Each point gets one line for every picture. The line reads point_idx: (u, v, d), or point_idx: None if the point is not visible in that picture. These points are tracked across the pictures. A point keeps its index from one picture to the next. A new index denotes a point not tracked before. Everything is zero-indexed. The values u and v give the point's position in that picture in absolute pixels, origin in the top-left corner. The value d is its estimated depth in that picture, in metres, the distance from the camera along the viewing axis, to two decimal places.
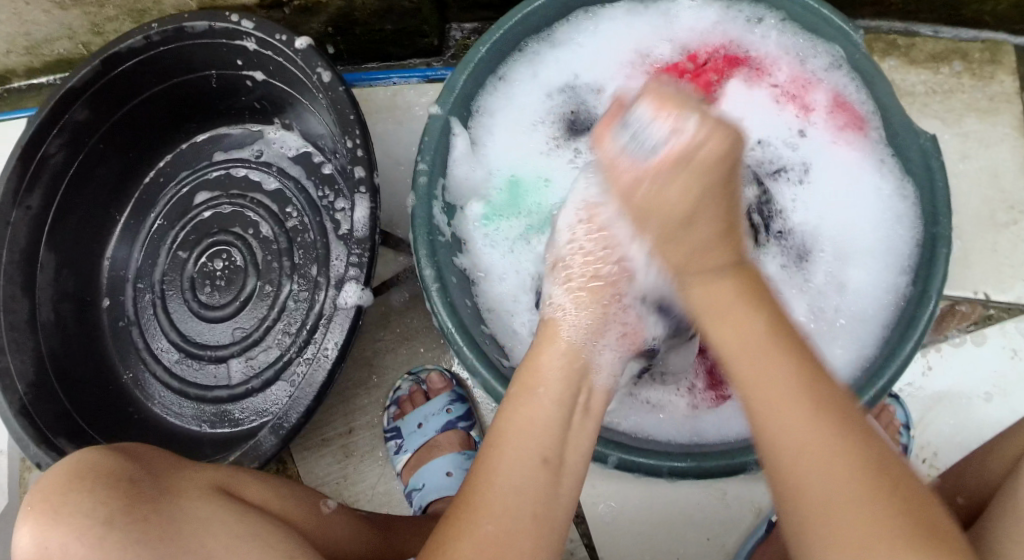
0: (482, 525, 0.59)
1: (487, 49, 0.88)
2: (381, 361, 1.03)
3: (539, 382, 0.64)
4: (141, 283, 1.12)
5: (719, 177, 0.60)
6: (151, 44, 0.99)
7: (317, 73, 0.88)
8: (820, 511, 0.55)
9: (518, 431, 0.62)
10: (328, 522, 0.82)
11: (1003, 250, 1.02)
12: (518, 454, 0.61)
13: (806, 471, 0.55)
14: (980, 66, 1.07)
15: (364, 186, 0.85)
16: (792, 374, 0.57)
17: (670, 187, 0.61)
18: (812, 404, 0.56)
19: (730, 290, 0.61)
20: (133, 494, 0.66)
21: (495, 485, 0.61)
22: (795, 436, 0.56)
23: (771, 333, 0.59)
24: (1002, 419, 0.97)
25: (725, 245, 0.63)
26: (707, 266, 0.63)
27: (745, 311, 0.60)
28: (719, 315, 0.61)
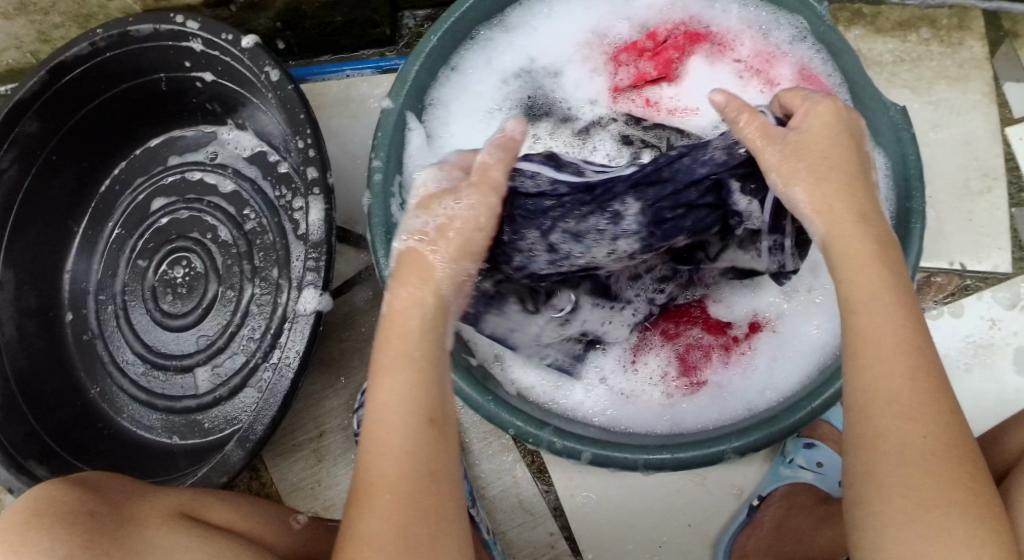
0: (383, 501, 0.59)
1: (440, 37, 0.86)
2: (348, 361, 1.00)
3: (404, 341, 0.63)
4: (102, 295, 1.09)
5: (844, 147, 0.67)
6: (98, 50, 0.97)
7: (265, 72, 0.86)
8: (895, 459, 0.57)
9: (392, 402, 0.61)
10: (299, 536, 0.82)
11: (978, 219, 1.00)
12: (392, 419, 0.60)
13: (891, 429, 0.58)
14: (949, 33, 1.05)
15: (318, 187, 0.82)
16: (904, 335, 0.60)
17: (823, 142, 0.67)
18: (914, 369, 0.59)
19: (871, 250, 0.63)
20: (91, 529, 0.64)
21: (386, 457, 0.59)
22: (900, 385, 0.58)
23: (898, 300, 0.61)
24: (982, 390, 0.96)
25: (864, 216, 0.64)
26: (852, 219, 0.64)
27: (878, 267, 0.62)
28: (854, 261, 0.62)
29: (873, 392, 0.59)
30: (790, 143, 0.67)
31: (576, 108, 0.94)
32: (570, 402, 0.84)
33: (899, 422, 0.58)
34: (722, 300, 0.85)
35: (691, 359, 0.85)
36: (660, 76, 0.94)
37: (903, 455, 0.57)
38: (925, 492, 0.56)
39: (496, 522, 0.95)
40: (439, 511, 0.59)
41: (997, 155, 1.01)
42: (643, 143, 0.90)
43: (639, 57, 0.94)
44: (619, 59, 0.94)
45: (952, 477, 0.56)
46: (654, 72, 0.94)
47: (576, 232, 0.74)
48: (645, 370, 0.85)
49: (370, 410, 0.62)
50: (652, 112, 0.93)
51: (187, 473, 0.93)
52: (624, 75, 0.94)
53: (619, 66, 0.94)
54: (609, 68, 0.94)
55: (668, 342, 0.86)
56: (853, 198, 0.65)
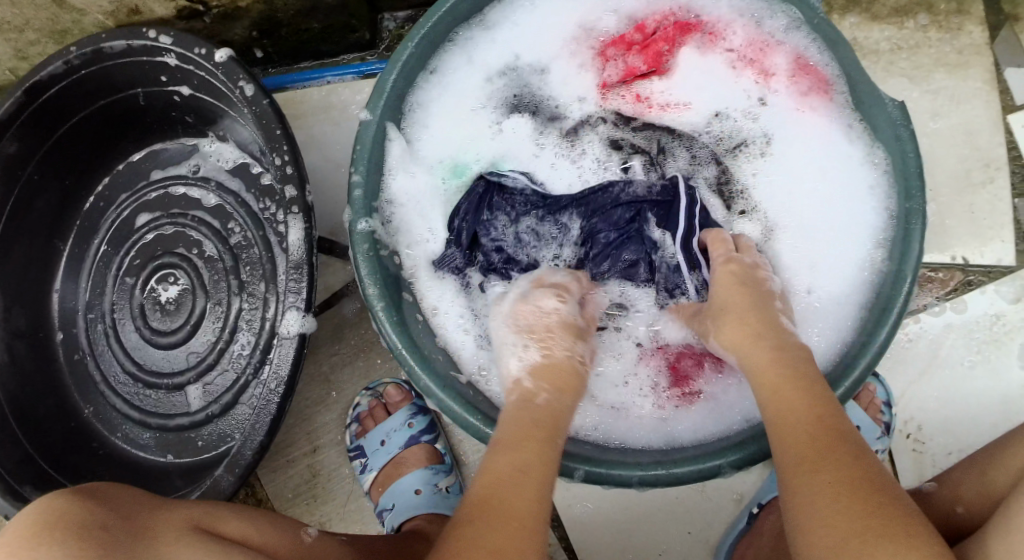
0: (510, 526, 0.60)
1: (417, 42, 0.84)
2: (338, 375, 0.99)
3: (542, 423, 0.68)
4: (91, 314, 1.08)
5: (743, 290, 0.75)
6: (73, 68, 0.95)
7: (239, 87, 0.84)
8: (809, 508, 0.59)
9: (520, 456, 0.64)
10: (314, 549, 0.79)
11: (981, 211, 0.97)
12: (520, 470, 0.64)
13: (802, 495, 0.60)
14: (947, 18, 1.01)
15: (297, 206, 0.80)
16: (804, 413, 0.64)
17: (733, 290, 0.76)
18: (813, 435, 0.63)
19: (769, 354, 0.70)
20: (105, 544, 0.63)
21: (518, 495, 0.62)
22: (806, 457, 0.61)
23: (797, 384, 0.66)
24: (987, 387, 0.94)
25: (771, 332, 0.71)
26: (752, 332, 0.72)
27: (779, 364, 0.68)
28: (760, 369, 0.69)
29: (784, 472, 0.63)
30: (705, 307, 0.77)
31: (564, 105, 0.91)
32: None
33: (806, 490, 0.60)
34: None
35: (683, 368, 0.84)
36: (650, 70, 0.91)
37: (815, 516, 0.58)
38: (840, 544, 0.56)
39: None
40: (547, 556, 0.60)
41: (998, 144, 0.98)
42: (632, 148, 0.90)
43: (627, 51, 0.91)
44: (606, 54, 0.92)
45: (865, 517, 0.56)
46: (643, 66, 0.91)
47: (537, 229, 0.87)
48: (634, 382, 0.84)
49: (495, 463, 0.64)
50: (642, 108, 0.91)
51: (181, 494, 0.93)
52: (612, 71, 0.91)
53: (607, 62, 0.92)
54: (596, 63, 0.92)
55: (659, 352, 0.85)
56: (755, 316, 0.73)
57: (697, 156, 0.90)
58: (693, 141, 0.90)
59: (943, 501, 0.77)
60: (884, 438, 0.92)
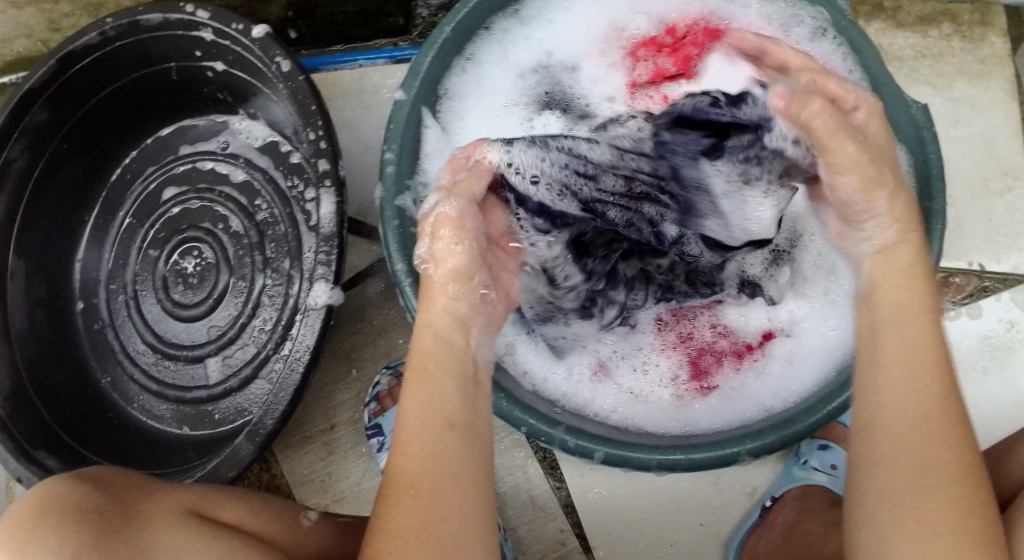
0: (408, 499, 0.58)
1: (453, 28, 0.85)
2: (359, 354, 1.00)
3: (430, 359, 0.64)
4: (113, 285, 1.09)
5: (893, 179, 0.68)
6: (108, 39, 0.96)
7: (276, 62, 0.85)
8: (898, 472, 0.57)
9: (422, 406, 0.62)
10: (311, 535, 0.80)
11: (998, 218, 0.99)
12: (422, 421, 0.61)
13: (887, 456, 0.58)
14: (970, 28, 1.03)
15: (329, 179, 0.82)
16: (928, 340, 0.61)
17: (876, 136, 0.69)
18: (932, 398, 0.59)
19: (905, 281, 0.65)
20: (99, 525, 0.64)
21: (412, 461, 0.59)
22: (915, 414, 0.58)
23: (931, 326, 0.62)
24: (1000, 392, 0.95)
25: (902, 229, 0.67)
26: (890, 238, 0.68)
27: (915, 289, 0.65)
28: (894, 288, 0.65)
29: (883, 406, 0.60)
30: (852, 127, 0.68)
31: (594, 104, 0.93)
32: (580, 398, 0.83)
33: (921, 435, 0.58)
34: (735, 306, 0.86)
35: (702, 363, 0.85)
36: (679, 73, 0.91)
37: (900, 479, 0.57)
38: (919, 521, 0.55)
39: (507, 518, 0.94)
40: (463, 514, 0.58)
41: (1017, 153, 1.00)
42: None
43: (657, 53, 0.92)
44: (637, 54, 0.93)
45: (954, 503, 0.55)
46: (672, 68, 0.92)
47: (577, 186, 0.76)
48: (654, 373, 0.85)
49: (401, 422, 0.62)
50: None
51: (198, 465, 0.93)
52: (642, 71, 0.92)
53: (637, 62, 0.93)
54: (626, 63, 0.93)
55: (681, 347, 0.86)
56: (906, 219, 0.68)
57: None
58: None
59: None
60: None
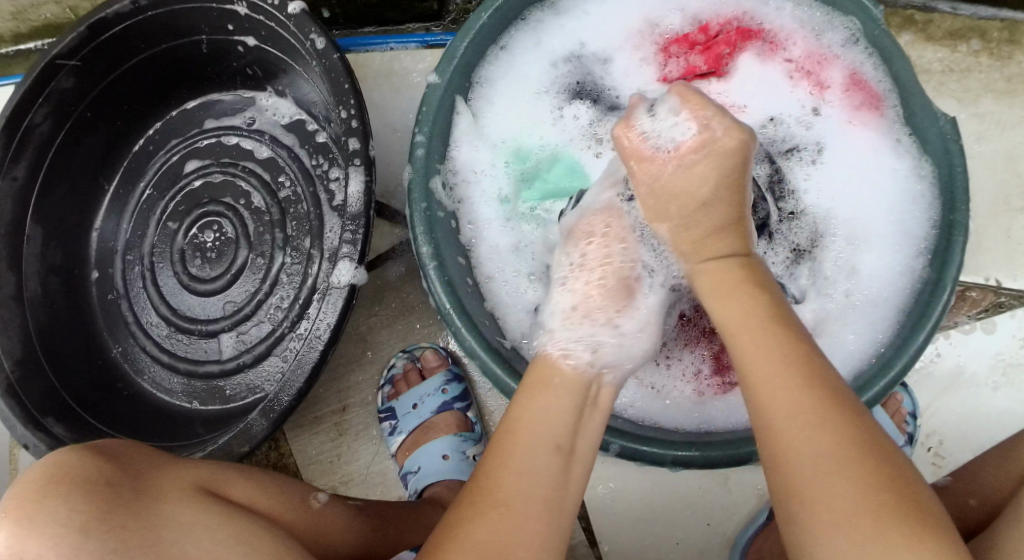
0: (494, 512, 0.59)
1: (490, 14, 0.84)
2: (375, 337, 1.00)
3: (551, 372, 0.67)
4: (130, 255, 1.09)
5: (723, 169, 0.67)
6: (140, 8, 0.96)
7: (311, 39, 0.86)
8: (811, 468, 0.56)
9: (531, 419, 0.63)
10: (322, 518, 0.80)
11: (1016, 236, 0.99)
12: (532, 426, 0.63)
13: (818, 494, 0.55)
14: (999, 46, 1.04)
15: (359, 158, 0.81)
16: (763, 315, 0.62)
17: (687, 172, 0.68)
18: (803, 378, 0.59)
19: (737, 273, 0.66)
20: (110, 499, 0.64)
21: (510, 474, 0.60)
22: (775, 401, 0.58)
23: (769, 321, 0.62)
24: (1010, 408, 0.95)
25: (735, 230, 0.68)
26: (717, 249, 0.68)
27: (745, 292, 0.64)
28: (724, 293, 0.65)
29: (782, 428, 0.58)
30: (677, 163, 0.68)
31: (624, 96, 0.92)
32: None
33: (807, 453, 0.56)
34: None
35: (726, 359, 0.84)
36: (710, 71, 0.93)
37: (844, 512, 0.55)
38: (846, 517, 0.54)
39: None
40: (542, 538, 0.59)
41: None
42: None
43: (689, 50, 0.93)
44: (669, 50, 0.93)
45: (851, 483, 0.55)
46: (704, 66, 0.93)
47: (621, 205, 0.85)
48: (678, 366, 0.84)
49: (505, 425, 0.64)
50: None
51: (208, 439, 0.93)
52: (673, 67, 0.93)
53: (669, 58, 0.93)
54: (658, 58, 0.93)
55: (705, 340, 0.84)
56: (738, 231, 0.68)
57: (752, 153, 0.90)
58: None
59: (956, 495, 0.79)
60: (907, 447, 0.94)
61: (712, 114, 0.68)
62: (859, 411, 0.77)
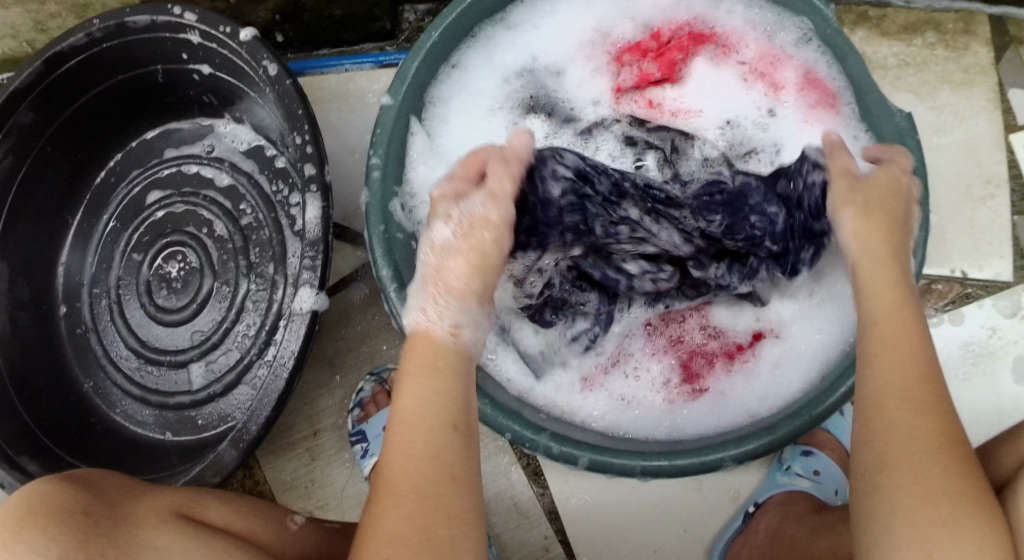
0: (406, 502, 0.58)
1: (440, 33, 0.85)
2: (343, 359, 1.00)
3: (433, 355, 0.64)
4: (96, 289, 1.08)
5: (893, 204, 0.72)
6: (94, 41, 0.96)
7: (263, 66, 0.85)
8: (902, 442, 0.58)
9: (419, 404, 0.62)
10: (297, 538, 0.81)
11: (980, 226, 1.00)
12: (423, 412, 0.61)
13: (899, 425, 0.59)
14: (954, 38, 1.04)
15: (316, 184, 0.81)
16: (908, 311, 0.65)
17: (874, 184, 0.72)
18: (924, 374, 0.61)
19: (891, 275, 0.67)
20: (86, 529, 0.64)
21: (413, 462, 0.59)
22: (903, 372, 0.61)
23: (910, 314, 0.65)
24: (980, 399, 0.96)
25: (891, 245, 0.69)
26: (875, 251, 0.69)
27: (898, 289, 0.66)
28: (877, 283, 0.67)
29: (890, 400, 0.60)
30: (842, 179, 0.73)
31: (578, 108, 0.93)
32: (569, 404, 0.84)
33: (909, 404, 0.60)
34: (723, 308, 0.86)
35: (694, 366, 0.85)
36: (664, 77, 0.92)
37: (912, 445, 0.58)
38: (923, 494, 0.57)
39: (491, 524, 0.94)
40: (459, 513, 0.59)
41: (1000, 162, 1.01)
42: (646, 144, 0.89)
43: (642, 58, 0.93)
44: (621, 59, 0.93)
45: (943, 472, 0.57)
46: (657, 73, 0.92)
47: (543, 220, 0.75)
48: (646, 376, 0.85)
49: (397, 415, 0.62)
50: (655, 113, 0.92)
51: (181, 470, 0.93)
52: (627, 76, 0.93)
53: (622, 67, 0.93)
54: (612, 68, 0.93)
55: (671, 350, 0.86)
56: (891, 244, 0.69)
57: (710, 158, 0.87)
58: (706, 142, 0.89)
59: None
60: None
61: (907, 167, 0.75)
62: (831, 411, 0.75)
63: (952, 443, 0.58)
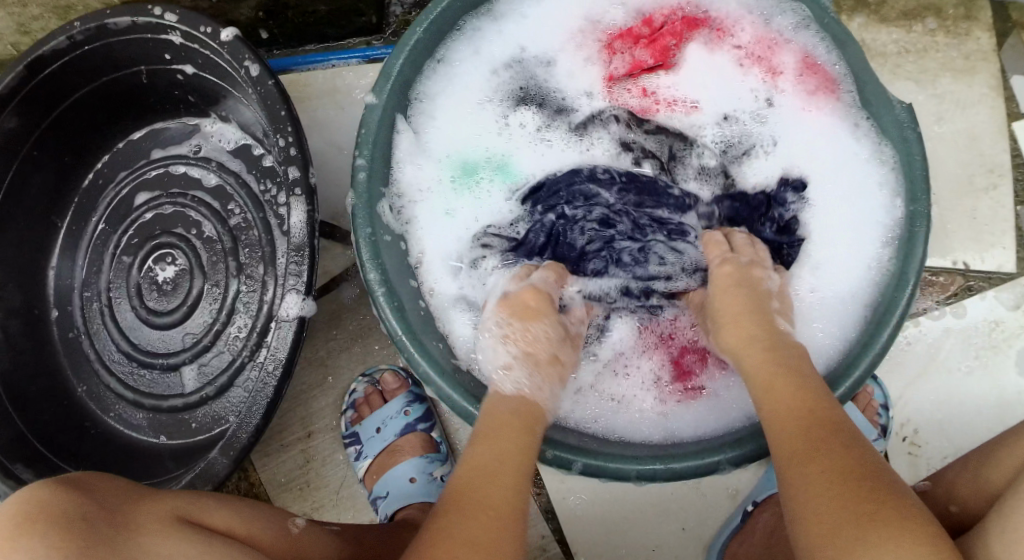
0: (485, 514, 0.62)
1: (425, 28, 0.83)
2: (335, 360, 0.98)
3: (528, 417, 0.71)
4: (87, 292, 1.07)
5: (742, 289, 0.76)
6: (76, 44, 0.94)
7: (245, 66, 0.84)
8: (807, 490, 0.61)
9: (506, 451, 0.67)
10: (299, 543, 0.78)
11: (983, 217, 0.97)
12: (507, 459, 0.67)
13: (799, 485, 0.62)
14: (955, 23, 1.01)
15: (300, 187, 0.80)
16: (783, 371, 0.69)
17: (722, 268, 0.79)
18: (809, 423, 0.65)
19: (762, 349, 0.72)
20: (85, 537, 0.63)
21: (495, 489, 0.64)
22: (788, 433, 0.65)
23: (784, 377, 0.69)
24: (985, 393, 0.94)
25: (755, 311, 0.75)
26: (749, 325, 0.74)
27: (771, 358, 0.71)
28: (753, 365, 0.72)
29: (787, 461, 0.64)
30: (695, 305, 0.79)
31: (571, 99, 0.91)
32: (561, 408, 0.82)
33: (803, 456, 0.63)
34: None
35: (685, 364, 0.84)
36: (657, 64, 0.91)
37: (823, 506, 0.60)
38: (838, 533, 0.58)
39: None
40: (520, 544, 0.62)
41: (1002, 150, 0.98)
42: (643, 151, 0.90)
43: (634, 44, 0.91)
44: (613, 47, 0.91)
45: (853, 507, 0.59)
46: (650, 60, 0.91)
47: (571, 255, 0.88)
48: (637, 375, 0.84)
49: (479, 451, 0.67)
50: (648, 103, 0.91)
51: (175, 476, 0.92)
52: (619, 64, 0.91)
53: (614, 55, 0.91)
54: (603, 56, 0.91)
55: (663, 349, 0.85)
56: (755, 310, 0.75)
57: (707, 167, 0.89)
58: (703, 148, 0.89)
59: (937, 503, 0.75)
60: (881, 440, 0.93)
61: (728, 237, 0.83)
62: None
63: (858, 477, 0.60)
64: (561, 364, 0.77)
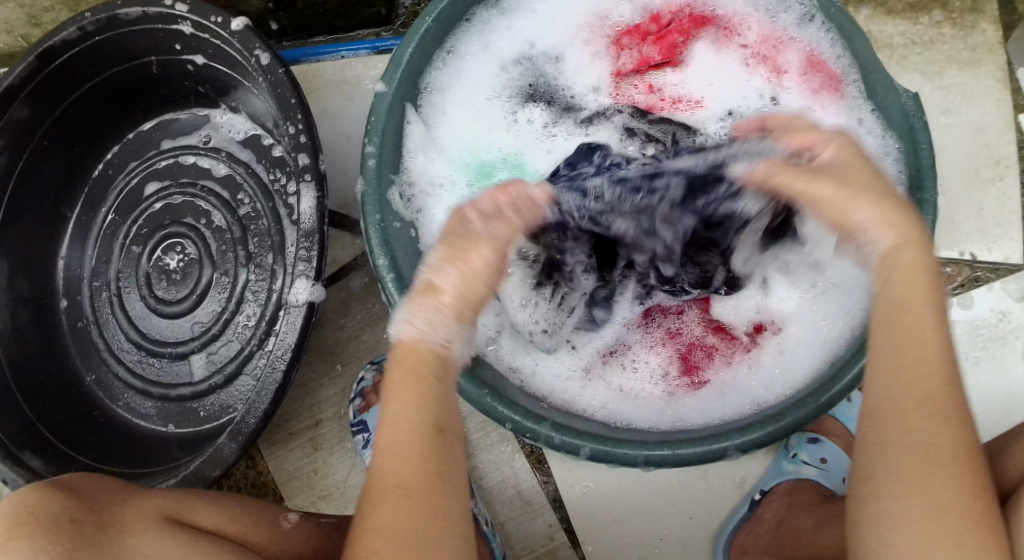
0: (393, 498, 0.58)
1: (434, 18, 0.83)
2: (343, 349, 0.99)
3: (419, 363, 0.61)
4: (97, 282, 1.08)
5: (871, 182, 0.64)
6: (86, 34, 0.95)
7: (255, 55, 0.84)
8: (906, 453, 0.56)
9: (403, 410, 0.60)
10: (291, 538, 0.79)
11: (989, 208, 0.98)
12: (405, 420, 0.60)
13: (900, 443, 0.56)
14: (961, 15, 1.02)
15: (310, 174, 0.81)
16: (926, 293, 0.60)
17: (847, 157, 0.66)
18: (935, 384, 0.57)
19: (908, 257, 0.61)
20: (73, 537, 0.62)
21: (397, 461, 0.59)
22: (913, 375, 0.58)
23: (926, 309, 0.60)
24: (993, 383, 0.94)
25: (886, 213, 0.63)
26: (892, 226, 0.62)
27: (918, 275, 0.61)
28: (902, 273, 0.61)
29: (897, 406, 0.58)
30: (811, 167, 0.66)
31: (578, 95, 0.92)
32: (569, 394, 0.82)
33: (915, 414, 0.57)
34: (724, 301, 0.85)
35: (692, 358, 0.84)
36: (664, 61, 0.92)
37: (910, 461, 0.56)
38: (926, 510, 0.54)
39: (495, 513, 0.94)
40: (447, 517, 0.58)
41: (1009, 142, 0.99)
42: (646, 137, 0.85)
43: (642, 41, 0.92)
44: (621, 43, 0.92)
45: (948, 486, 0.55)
46: (657, 57, 0.92)
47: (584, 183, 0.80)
48: (645, 369, 0.84)
49: (385, 417, 0.60)
50: (654, 98, 0.91)
51: (183, 463, 0.92)
52: (626, 60, 0.92)
53: (621, 51, 0.92)
54: (611, 52, 0.92)
55: (670, 343, 0.85)
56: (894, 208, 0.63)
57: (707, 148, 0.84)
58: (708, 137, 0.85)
59: None
60: None
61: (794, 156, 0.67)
62: (834, 402, 0.73)
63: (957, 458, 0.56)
64: (439, 292, 0.62)
